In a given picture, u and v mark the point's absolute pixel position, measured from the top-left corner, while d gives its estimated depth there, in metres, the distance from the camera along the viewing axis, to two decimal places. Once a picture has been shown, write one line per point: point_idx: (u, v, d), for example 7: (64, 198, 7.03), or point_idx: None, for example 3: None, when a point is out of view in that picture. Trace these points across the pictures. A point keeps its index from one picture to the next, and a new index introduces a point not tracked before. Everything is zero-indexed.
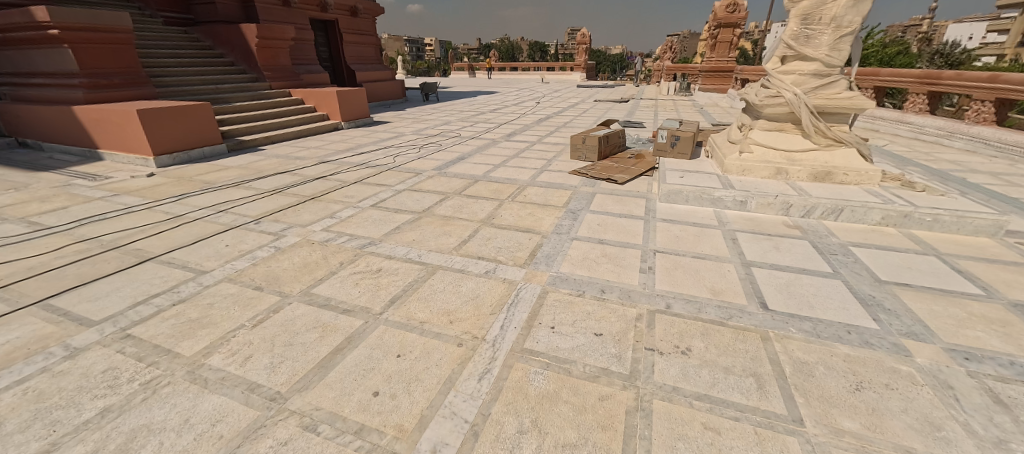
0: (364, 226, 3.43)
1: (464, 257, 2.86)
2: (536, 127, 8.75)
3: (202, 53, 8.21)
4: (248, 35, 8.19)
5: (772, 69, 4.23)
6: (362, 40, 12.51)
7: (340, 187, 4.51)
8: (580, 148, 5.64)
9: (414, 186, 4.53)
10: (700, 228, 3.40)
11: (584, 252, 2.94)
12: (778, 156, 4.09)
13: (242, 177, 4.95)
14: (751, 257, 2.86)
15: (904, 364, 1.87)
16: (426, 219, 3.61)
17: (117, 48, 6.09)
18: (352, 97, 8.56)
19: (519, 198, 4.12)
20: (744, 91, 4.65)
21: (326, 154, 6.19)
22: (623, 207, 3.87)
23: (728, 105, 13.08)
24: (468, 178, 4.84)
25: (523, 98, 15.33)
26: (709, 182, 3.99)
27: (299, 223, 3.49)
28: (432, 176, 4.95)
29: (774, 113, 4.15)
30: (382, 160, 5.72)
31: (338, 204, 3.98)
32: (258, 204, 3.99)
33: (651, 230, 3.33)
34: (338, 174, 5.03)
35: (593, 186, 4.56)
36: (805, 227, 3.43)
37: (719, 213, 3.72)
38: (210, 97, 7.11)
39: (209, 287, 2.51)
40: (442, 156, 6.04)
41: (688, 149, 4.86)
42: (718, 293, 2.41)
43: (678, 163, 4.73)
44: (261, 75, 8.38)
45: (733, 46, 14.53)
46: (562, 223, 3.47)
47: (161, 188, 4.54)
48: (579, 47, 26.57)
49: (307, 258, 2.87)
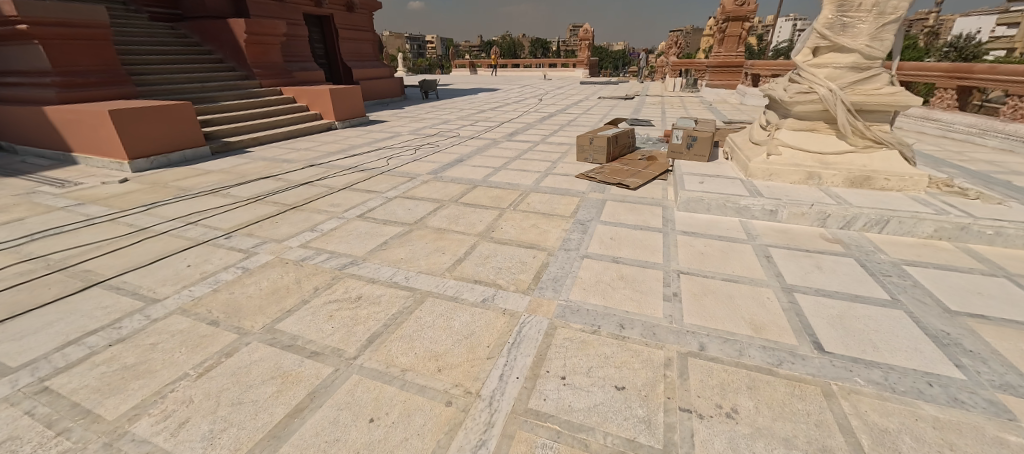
0: (348, 241, 3.05)
1: (458, 281, 2.47)
2: (539, 126, 8.35)
3: (189, 50, 7.84)
4: (237, 31, 7.81)
5: (802, 61, 3.80)
6: (359, 36, 12.10)
7: (326, 194, 4.13)
8: (587, 150, 5.24)
9: (407, 193, 4.15)
10: (727, 242, 3.00)
11: (597, 274, 2.55)
12: (810, 158, 3.68)
13: (222, 183, 4.58)
14: (792, 279, 2.46)
15: (1011, 433, 1.46)
16: (418, 231, 3.23)
17: (93, 44, 5.73)
18: (346, 95, 8.17)
19: (522, 206, 3.73)
20: (768, 86, 4.22)
21: (315, 156, 5.81)
22: (638, 217, 3.48)
23: (738, 101, 12.61)
24: (466, 184, 4.45)
25: (525, 96, 14.90)
26: (733, 187, 3.59)
27: (274, 238, 3.12)
28: (427, 181, 4.57)
29: (804, 111, 3.73)
30: (375, 163, 5.33)
31: (321, 215, 3.59)
32: (233, 215, 3.61)
33: (672, 245, 2.94)
34: (325, 179, 4.64)
35: (603, 191, 4.16)
36: (845, 240, 3.03)
37: (745, 224, 3.32)
38: (195, 96, 6.75)
39: (157, 321, 2.13)
40: (439, 158, 5.64)
41: (706, 150, 4.44)
42: (760, 329, 2.01)
43: (696, 166, 4.32)
44: (251, 73, 8.01)
45: (742, 40, 14.02)
46: (571, 237, 3.08)
47: (132, 195, 4.18)
48: (581, 43, 26.11)
49: (277, 282, 2.48)
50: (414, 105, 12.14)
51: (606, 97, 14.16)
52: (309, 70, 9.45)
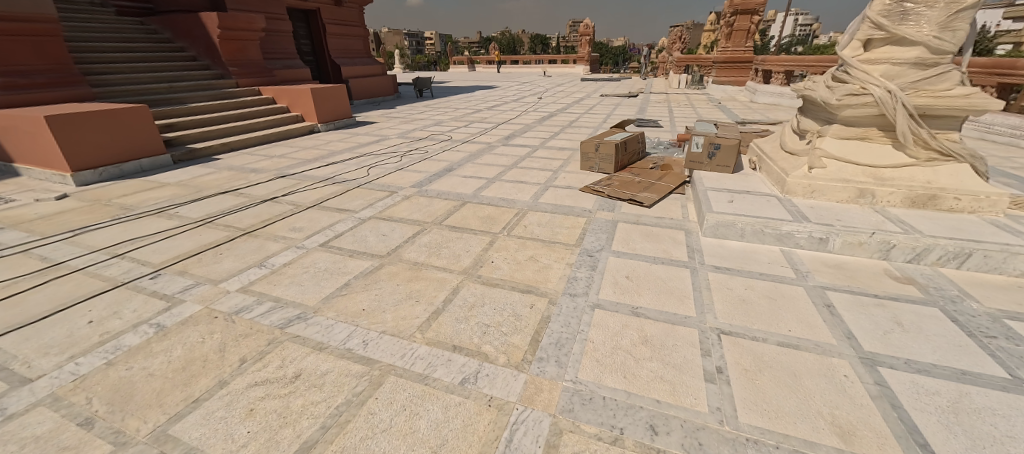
0: (300, 283, 2.45)
1: (431, 348, 1.88)
2: (539, 127, 7.74)
3: (159, 47, 7.25)
4: (209, 26, 7.19)
5: (850, 56, 3.20)
6: (349, 31, 11.47)
7: (289, 214, 3.54)
8: (592, 157, 4.66)
9: (384, 212, 3.56)
10: (772, 282, 2.42)
11: (613, 335, 1.95)
12: (860, 172, 3.09)
13: (174, 199, 3.98)
14: (870, 345, 1.88)
15: None
16: (390, 267, 2.64)
17: (41, 41, 5.11)
18: (331, 95, 7.57)
19: (517, 231, 3.13)
20: (805, 86, 3.62)
21: (289, 164, 5.21)
22: (657, 246, 2.90)
23: (748, 99, 11.96)
24: (454, 200, 3.86)
25: (524, 93, 14.28)
26: (770, 208, 2.99)
27: (210, 278, 2.52)
28: (409, 196, 3.98)
29: (854, 116, 3.13)
30: (353, 174, 4.74)
31: (276, 243, 3.00)
32: (172, 242, 3.01)
33: (706, 289, 2.35)
34: (293, 194, 4.05)
35: (612, 209, 3.58)
36: (918, 279, 2.45)
37: (790, 255, 2.73)
38: (162, 97, 6.16)
39: (10, 419, 1.55)
40: (426, 166, 5.05)
41: (731, 160, 3.83)
42: (849, 438, 1.42)
43: (719, 179, 3.73)
44: (226, 71, 7.40)
45: (751, 35, 13.36)
46: (577, 276, 2.49)
47: (64, 216, 3.59)
48: (582, 39, 25.46)
49: (194, 350, 1.90)
50: (407, 104, 11.56)
51: (609, 95, 13.55)
52: (292, 68, 8.85)
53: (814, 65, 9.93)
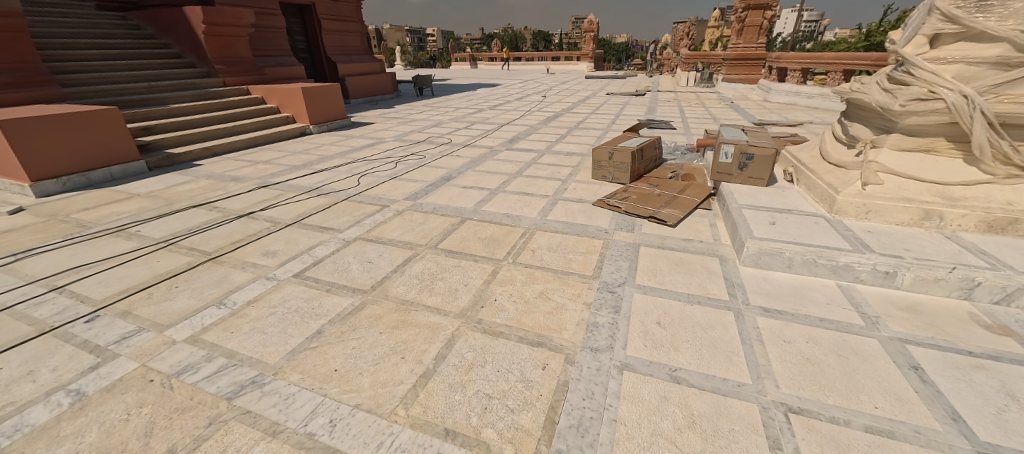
0: (262, 330, 2.02)
1: (416, 433, 1.46)
2: (544, 128, 7.30)
3: (141, 44, 6.86)
4: (194, 21, 6.77)
5: (913, 54, 2.76)
6: (347, 27, 11.03)
7: (265, 233, 3.12)
8: (605, 166, 4.22)
9: (372, 232, 3.13)
10: (837, 332, 1.97)
11: (649, 415, 1.52)
12: (925, 190, 2.65)
13: (139, 214, 3.57)
14: (987, 433, 1.44)
15: None
16: (373, 307, 2.21)
17: (5, 37, 4.69)
18: (324, 95, 7.13)
19: (524, 257, 2.71)
20: (855, 88, 3.17)
21: (273, 172, 4.78)
22: (689, 278, 2.46)
23: (761, 99, 11.45)
24: (452, 217, 3.43)
25: (527, 92, 13.81)
26: (822, 233, 2.54)
27: (156, 322, 2.10)
28: (402, 211, 3.55)
29: (918, 124, 2.70)
30: (342, 184, 4.31)
31: (243, 273, 2.58)
32: (122, 271, 2.59)
33: (757, 342, 1.91)
34: (272, 208, 3.63)
35: (632, 228, 3.15)
36: (1014, 327, 2.00)
37: (850, 293, 2.28)
38: (141, 97, 5.76)
39: None
40: (423, 174, 4.63)
41: (765, 171, 3.39)
42: None
43: (753, 194, 3.29)
44: (211, 69, 6.98)
45: (763, 31, 12.83)
46: (598, 322, 2.06)
47: (12, 235, 3.18)
48: (585, 35, 24.91)
49: (112, 434, 1.47)
50: (406, 103, 11.12)
51: (615, 93, 13.07)
52: (284, 65, 8.42)
53: (833, 62, 9.41)
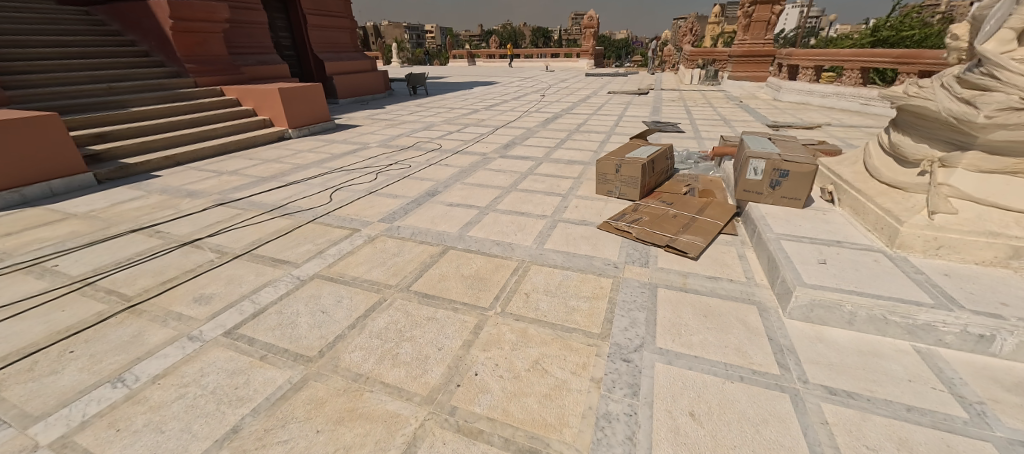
0: (159, 427, 1.50)
1: None
2: (542, 132, 6.77)
3: (104, 42, 6.32)
4: (161, 16, 6.22)
5: (997, 51, 2.21)
6: (336, 22, 10.48)
7: (206, 269, 2.60)
8: (611, 180, 3.70)
9: (333, 267, 2.61)
10: (934, 430, 1.45)
11: None
12: (1012, 221, 2.14)
13: (66, 241, 3.04)
14: None
15: None
16: (314, 386, 1.68)
17: None
18: (304, 96, 6.59)
19: (516, 305, 2.19)
20: (913, 92, 2.62)
21: (237, 185, 4.25)
22: (724, 337, 1.93)
23: (770, 99, 10.92)
24: (433, 245, 2.91)
25: (526, 90, 13.26)
26: (889, 279, 2.03)
27: (22, 412, 1.58)
28: (374, 238, 3.02)
29: (1005, 140, 2.18)
30: (311, 200, 3.79)
31: (162, 329, 2.05)
32: (11, 327, 2.07)
33: (831, 449, 1.39)
34: (223, 233, 3.09)
35: (648, 261, 2.63)
36: None
37: (935, 364, 1.77)
38: (97, 99, 5.24)
39: None
40: (405, 188, 4.10)
41: (803, 191, 2.87)
42: None
43: (789, 218, 2.77)
44: (181, 68, 6.44)
45: (771, 26, 12.28)
46: (612, 413, 1.54)
47: None
48: (584, 31, 24.29)
49: None
50: (398, 104, 10.58)
51: (617, 92, 12.53)
52: (265, 64, 7.86)
53: (850, 60, 8.85)
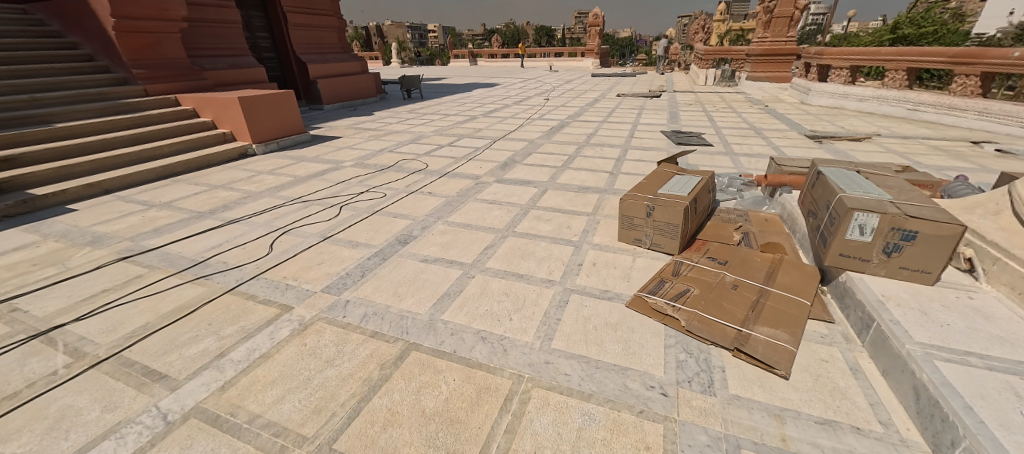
0: None
1: None
2: (546, 145, 5.84)
3: (40, 44, 5.49)
4: (103, 14, 5.36)
5: None
6: (323, 21, 9.63)
7: (33, 395, 1.69)
8: (640, 225, 2.77)
9: (225, 391, 1.69)
10: None
11: None
12: None
13: None
14: None
15: None
16: None
17: None
18: (270, 105, 5.69)
19: None
20: None
21: (162, 225, 3.36)
22: None
23: (797, 102, 9.91)
24: (388, 340, 1.98)
25: (528, 93, 12.29)
26: None
27: None
28: (308, 325, 2.10)
29: None
30: (244, 251, 2.89)
31: None
32: None
33: None
34: (99, 315, 2.20)
35: (714, 382, 1.69)
36: None
37: None
38: (14, 114, 4.38)
39: None
40: (371, 229, 3.20)
41: (936, 262, 1.92)
42: None
43: (925, 308, 1.82)
44: (129, 74, 5.59)
45: (794, 22, 11.20)
46: None
47: None
48: (589, 30, 23.23)
49: None
50: (388, 109, 9.67)
51: (626, 96, 11.53)
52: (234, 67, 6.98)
53: (893, 59, 7.82)
